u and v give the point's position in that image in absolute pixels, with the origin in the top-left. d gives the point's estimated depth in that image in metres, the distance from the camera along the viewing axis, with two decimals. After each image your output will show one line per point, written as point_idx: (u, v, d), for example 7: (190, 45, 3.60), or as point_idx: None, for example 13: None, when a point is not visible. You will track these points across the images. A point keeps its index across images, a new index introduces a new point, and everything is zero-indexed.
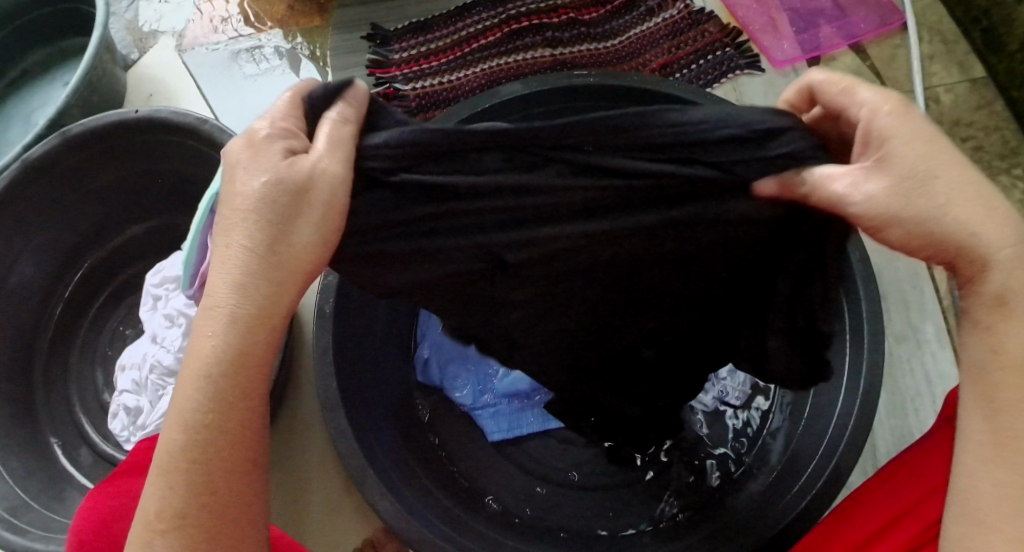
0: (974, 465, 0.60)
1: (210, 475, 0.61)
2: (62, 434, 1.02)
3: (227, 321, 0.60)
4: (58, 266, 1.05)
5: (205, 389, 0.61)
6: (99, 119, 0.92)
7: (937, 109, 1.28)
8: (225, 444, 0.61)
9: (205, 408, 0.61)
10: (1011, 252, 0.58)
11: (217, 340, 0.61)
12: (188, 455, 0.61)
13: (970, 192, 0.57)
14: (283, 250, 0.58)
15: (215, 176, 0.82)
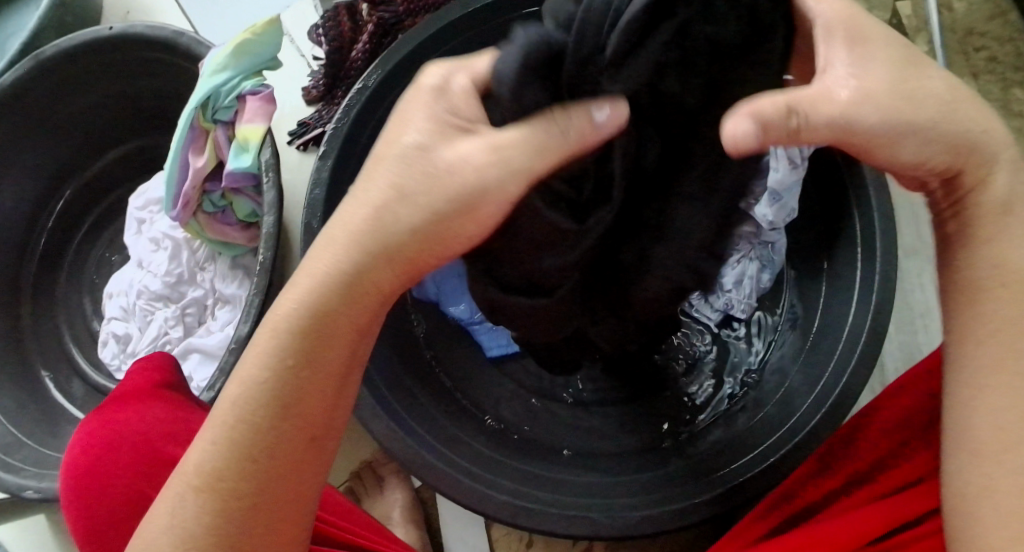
0: (973, 390, 0.53)
1: (262, 443, 0.52)
2: (53, 367, 0.99)
3: (339, 281, 0.52)
4: (39, 195, 1.01)
5: (282, 351, 0.52)
6: (72, 39, 0.87)
7: (948, 18, 1.22)
8: (295, 412, 0.52)
9: (274, 372, 0.52)
10: (1008, 153, 0.55)
11: (313, 299, 0.52)
12: (242, 417, 0.52)
13: (959, 97, 0.53)
14: (448, 200, 0.50)
15: (197, 89, 0.81)
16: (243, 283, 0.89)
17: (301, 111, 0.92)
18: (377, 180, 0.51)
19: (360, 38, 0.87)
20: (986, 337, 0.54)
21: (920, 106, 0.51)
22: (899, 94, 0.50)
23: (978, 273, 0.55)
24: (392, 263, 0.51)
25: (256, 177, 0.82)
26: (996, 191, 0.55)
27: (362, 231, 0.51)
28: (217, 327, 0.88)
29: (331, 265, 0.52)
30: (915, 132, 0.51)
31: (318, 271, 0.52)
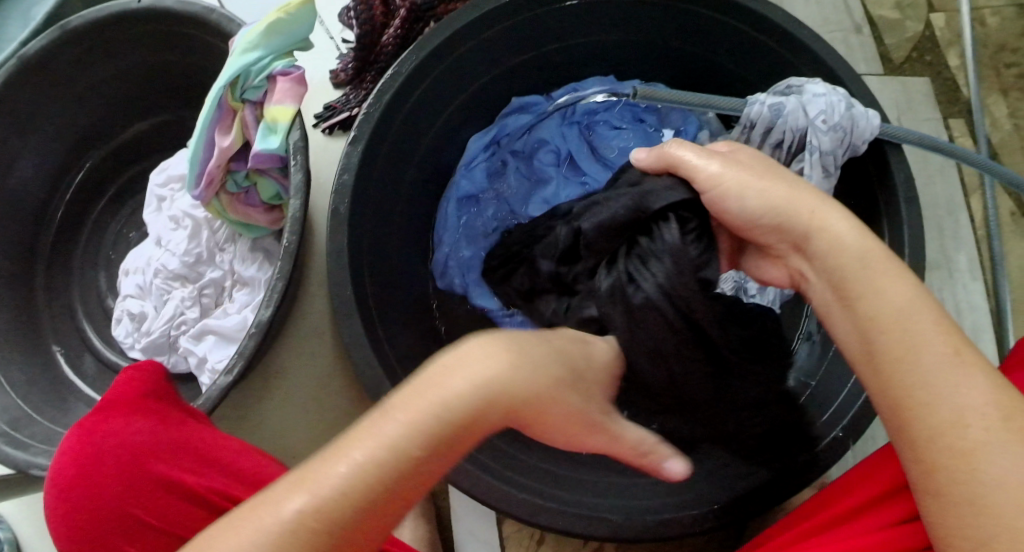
0: (942, 387, 0.53)
1: (369, 513, 0.47)
2: (65, 342, 0.99)
3: (485, 395, 0.51)
4: (58, 167, 1.00)
5: (423, 447, 0.49)
6: (99, 11, 0.86)
7: (982, 31, 1.21)
8: (392, 500, 0.48)
9: (417, 457, 0.48)
10: (853, 234, 0.62)
11: (484, 375, 0.52)
12: (366, 465, 0.47)
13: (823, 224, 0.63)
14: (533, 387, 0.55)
15: (227, 66, 0.79)
16: (262, 266, 0.88)
17: (328, 93, 0.91)
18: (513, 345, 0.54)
19: (392, 23, 0.86)
20: (891, 369, 0.56)
21: (756, 198, 0.66)
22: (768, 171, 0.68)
23: (883, 305, 0.57)
24: (502, 409, 0.52)
25: (283, 159, 0.81)
26: (854, 247, 0.61)
27: (508, 371, 0.53)
28: (234, 308, 0.87)
29: (470, 384, 0.51)
30: (747, 191, 0.67)
31: (462, 383, 0.51)
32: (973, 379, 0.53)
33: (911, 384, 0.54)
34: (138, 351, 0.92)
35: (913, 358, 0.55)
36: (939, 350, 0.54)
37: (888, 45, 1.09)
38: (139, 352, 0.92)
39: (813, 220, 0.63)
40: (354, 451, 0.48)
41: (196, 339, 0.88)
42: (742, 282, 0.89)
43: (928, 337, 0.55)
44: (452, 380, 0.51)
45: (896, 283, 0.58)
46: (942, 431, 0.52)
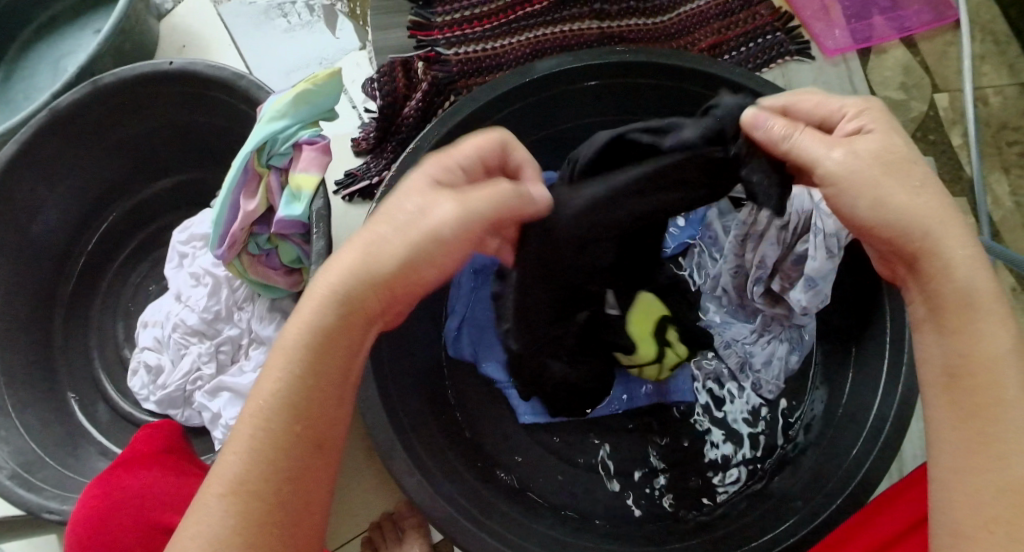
0: (1015, 437, 0.53)
1: (306, 418, 0.56)
2: (79, 390, 1.00)
3: (337, 302, 0.57)
4: (82, 218, 1.03)
5: (294, 370, 0.56)
6: (132, 71, 0.89)
7: (984, 111, 1.24)
8: (314, 406, 0.56)
9: (297, 373, 0.56)
10: (963, 254, 0.57)
11: (321, 305, 0.57)
12: (285, 409, 0.56)
13: (925, 207, 0.58)
14: (407, 254, 0.58)
15: (254, 133, 0.83)
16: (279, 326, 0.90)
17: (350, 161, 0.91)
18: (375, 234, 0.59)
19: (413, 95, 0.89)
20: (949, 388, 0.56)
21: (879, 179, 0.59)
22: (883, 160, 0.60)
23: (973, 349, 0.55)
24: (387, 284, 0.58)
25: (305, 225, 0.84)
26: (938, 264, 0.58)
27: (367, 260, 0.58)
28: (250, 366, 0.89)
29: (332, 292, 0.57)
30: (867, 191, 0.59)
31: (323, 293, 0.57)
32: None
33: (989, 430, 0.53)
34: (153, 403, 0.94)
35: (1003, 406, 0.53)
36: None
37: None
38: (154, 404, 0.94)
39: (937, 228, 0.58)
40: (252, 408, 0.56)
41: (210, 394, 0.89)
42: (747, 356, 0.93)
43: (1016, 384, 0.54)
44: (309, 300, 0.57)
45: (1000, 315, 0.56)
46: (998, 487, 0.52)
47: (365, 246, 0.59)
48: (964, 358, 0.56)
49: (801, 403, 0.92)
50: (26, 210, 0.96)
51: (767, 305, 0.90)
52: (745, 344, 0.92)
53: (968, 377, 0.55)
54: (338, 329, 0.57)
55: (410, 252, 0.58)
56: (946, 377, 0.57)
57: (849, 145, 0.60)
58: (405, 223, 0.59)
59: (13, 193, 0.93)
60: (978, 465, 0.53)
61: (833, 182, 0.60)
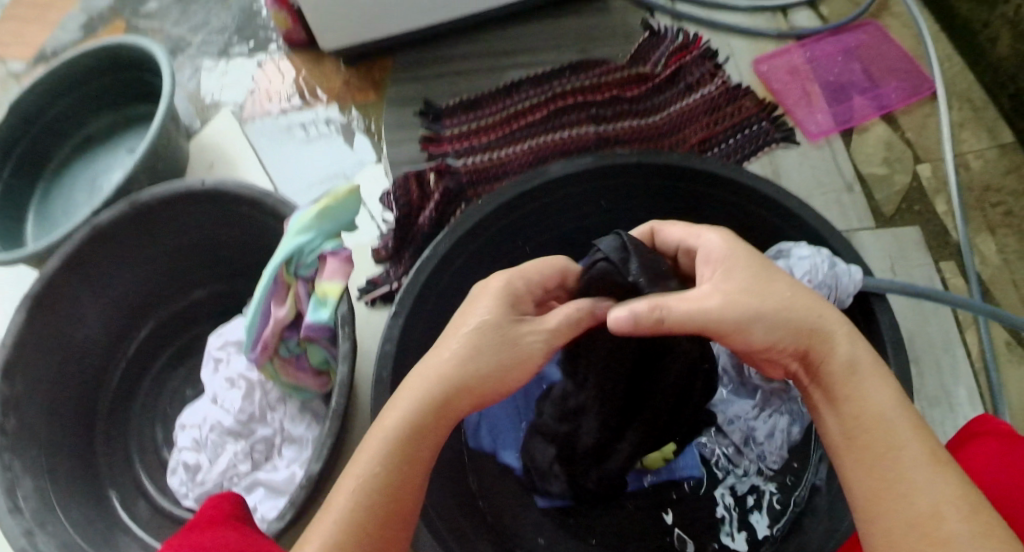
0: (911, 471, 0.62)
1: (389, 499, 0.65)
2: (121, 489, 1.06)
3: (435, 392, 0.68)
4: (122, 326, 1.10)
5: (388, 450, 0.66)
6: (166, 189, 0.96)
7: (966, 176, 1.30)
8: (398, 486, 0.65)
9: (395, 450, 0.66)
10: (841, 332, 0.68)
11: (411, 405, 0.67)
12: (369, 488, 0.65)
13: (808, 301, 0.69)
14: (494, 365, 0.69)
15: (282, 246, 0.89)
16: (311, 425, 0.98)
17: (369, 268, 0.99)
18: (442, 350, 0.69)
19: (428, 204, 0.99)
20: (849, 448, 0.66)
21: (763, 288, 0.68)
22: (756, 270, 0.70)
23: (864, 410, 0.65)
24: (466, 387, 0.68)
25: (331, 329, 0.90)
26: (840, 356, 0.68)
27: (443, 373, 0.68)
28: (283, 463, 0.96)
29: (426, 380, 0.68)
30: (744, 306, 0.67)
31: (405, 398, 0.68)
32: (940, 476, 0.61)
33: (893, 475, 0.62)
34: (192, 499, 1.00)
35: (899, 452, 0.63)
36: (916, 453, 0.63)
37: (879, 199, 1.17)
38: (193, 500, 0.99)
39: (822, 316, 0.69)
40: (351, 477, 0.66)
41: (247, 491, 0.95)
42: (750, 431, 0.97)
43: (906, 434, 0.64)
44: (396, 404, 0.68)
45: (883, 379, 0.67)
46: (909, 523, 0.60)
47: (435, 357, 0.70)
48: (860, 417, 0.65)
49: (806, 468, 0.96)
50: (70, 318, 1.02)
51: (763, 380, 0.95)
52: (747, 420, 0.97)
53: (870, 436, 0.64)
54: (426, 423, 0.67)
55: (480, 362, 0.68)
56: (844, 437, 0.66)
57: (725, 293, 0.68)
58: (485, 323, 0.69)
59: (59, 303, 0.99)
60: (891, 506, 0.61)
61: (726, 327, 0.68)
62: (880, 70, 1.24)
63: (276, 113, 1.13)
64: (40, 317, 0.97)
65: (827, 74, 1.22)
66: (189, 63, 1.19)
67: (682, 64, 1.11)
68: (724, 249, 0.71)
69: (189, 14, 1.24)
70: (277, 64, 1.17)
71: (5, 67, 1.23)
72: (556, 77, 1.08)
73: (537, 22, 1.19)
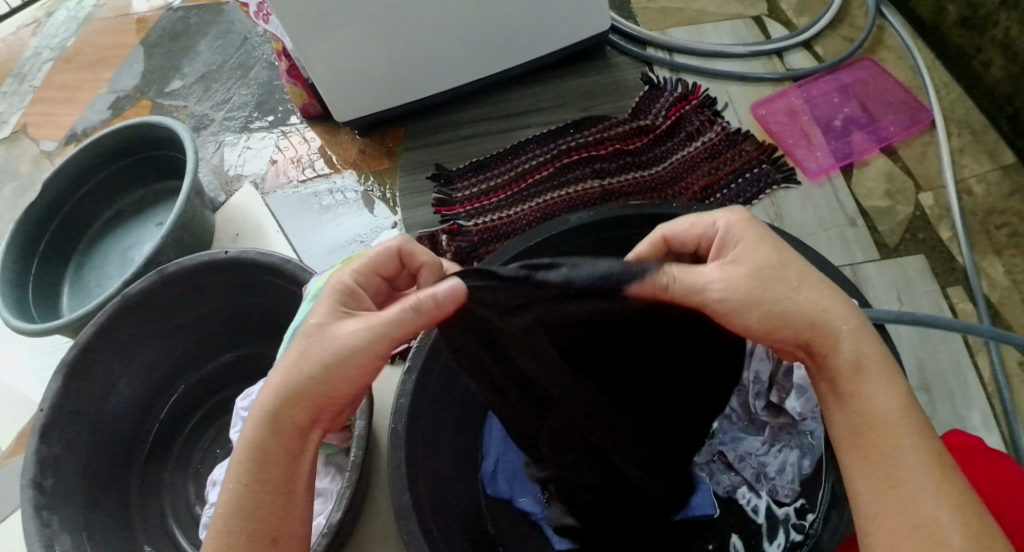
0: (918, 474, 0.63)
1: (250, 518, 0.66)
2: (155, 544, 1.09)
3: (280, 396, 0.68)
4: (154, 388, 1.15)
5: (244, 471, 0.67)
6: (191, 260, 1.02)
7: (970, 201, 1.30)
8: (258, 504, 0.66)
9: (251, 460, 0.67)
10: (849, 327, 0.68)
11: (255, 426, 0.68)
12: (229, 517, 0.66)
13: (826, 296, 0.68)
14: (325, 362, 0.67)
15: (300, 311, 0.93)
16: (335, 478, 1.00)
17: None
18: (280, 361, 0.69)
19: None
20: (857, 443, 0.66)
21: (763, 272, 0.68)
22: (772, 251, 0.69)
23: (868, 410, 0.66)
24: (298, 392, 0.67)
25: None
26: (849, 352, 0.67)
27: (279, 385, 0.68)
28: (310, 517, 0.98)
29: (271, 391, 0.68)
30: (754, 309, 0.67)
31: (253, 420, 0.69)
32: (944, 482, 0.63)
33: (896, 477, 0.63)
34: None
35: (900, 454, 0.64)
36: (918, 449, 0.64)
37: (882, 231, 1.19)
38: None
39: (830, 310, 0.68)
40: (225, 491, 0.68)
41: None
42: (762, 467, 0.99)
43: (905, 434, 0.65)
44: (247, 425, 0.69)
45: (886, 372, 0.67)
46: (913, 529, 0.62)
47: (276, 373, 0.70)
48: (864, 420, 0.66)
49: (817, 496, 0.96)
50: (105, 383, 1.07)
51: (771, 416, 0.96)
52: (756, 456, 0.99)
53: (872, 436, 0.65)
54: (276, 438, 0.68)
55: (308, 364, 0.67)
56: (852, 436, 0.66)
57: (731, 273, 0.68)
58: (307, 332, 0.68)
59: (94, 369, 1.05)
60: (895, 508, 0.63)
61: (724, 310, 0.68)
62: (879, 105, 1.27)
63: (297, 182, 1.19)
64: (74, 384, 1.03)
65: (825, 114, 1.26)
66: (211, 138, 1.26)
67: (681, 114, 1.15)
68: (740, 228, 0.71)
69: (211, 93, 1.31)
70: (301, 134, 1.24)
71: (40, 148, 1.32)
72: (561, 136, 1.13)
73: (539, 82, 1.25)
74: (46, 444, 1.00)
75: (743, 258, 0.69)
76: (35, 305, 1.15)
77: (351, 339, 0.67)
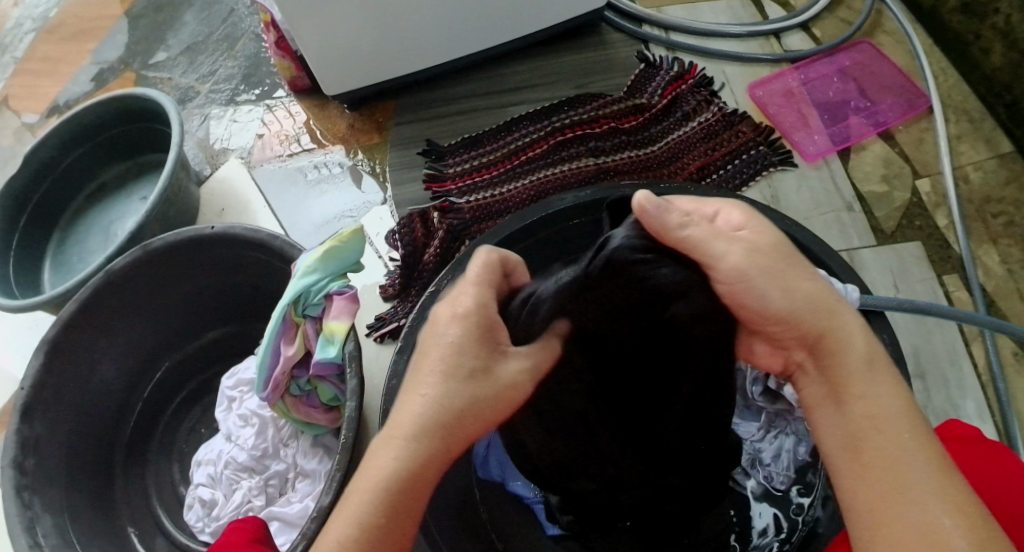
0: (921, 478, 0.60)
1: (377, 546, 0.61)
2: (139, 525, 1.08)
3: (418, 432, 0.63)
4: (139, 366, 1.13)
5: (375, 497, 0.62)
6: (177, 235, 1.00)
7: (966, 188, 1.29)
8: (382, 535, 0.62)
9: (375, 502, 0.62)
10: (858, 331, 0.67)
11: (400, 451, 0.62)
12: (351, 545, 0.61)
13: (827, 298, 0.67)
14: (462, 382, 0.63)
15: (289, 288, 0.91)
16: (323, 459, 0.99)
17: (379, 306, 1.02)
18: (424, 382, 0.64)
19: (431, 243, 1.02)
20: (856, 448, 0.63)
21: (787, 264, 0.66)
22: (779, 246, 0.67)
23: (873, 414, 0.64)
24: (451, 415, 0.63)
25: (339, 365, 0.93)
26: (859, 352, 0.66)
27: (435, 402, 0.63)
28: (297, 497, 0.97)
29: (414, 413, 0.63)
30: (775, 289, 0.65)
31: (391, 443, 0.63)
32: (951, 488, 0.60)
33: (899, 480, 0.61)
34: (208, 534, 1.02)
35: (904, 457, 0.61)
36: (923, 456, 0.62)
37: (879, 217, 1.18)
38: (210, 534, 1.01)
39: (837, 312, 0.66)
40: (327, 539, 0.62)
41: None
42: (756, 453, 0.98)
43: (907, 438, 0.62)
44: (379, 449, 0.63)
45: (889, 378, 0.65)
46: (916, 530, 0.59)
47: (413, 396, 0.64)
48: (862, 422, 0.64)
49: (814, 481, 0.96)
50: (88, 362, 1.05)
51: (768, 402, 0.97)
52: (751, 442, 0.99)
53: (873, 441, 0.63)
54: (414, 465, 0.62)
55: (452, 384, 0.63)
56: (851, 444, 0.64)
57: (747, 245, 0.65)
58: (451, 346, 0.63)
59: (77, 348, 1.02)
60: (894, 508, 0.60)
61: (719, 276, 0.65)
62: (876, 89, 1.26)
63: (283, 157, 1.16)
64: (55, 362, 1.00)
65: (823, 95, 1.24)
66: (197, 111, 1.23)
67: (678, 94, 1.14)
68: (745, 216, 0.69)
69: (197, 65, 1.28)
70: (286, 108, 1.21)
71: (22, 121, 1.29)
72: (554, 112, 1.11)
73: (534, 59, 1.22)
74: (28, 425, 0.97)
75: (760, 236, 0.67)
76: (16, 282, 1.13)
77: (465, 352, 0.64)
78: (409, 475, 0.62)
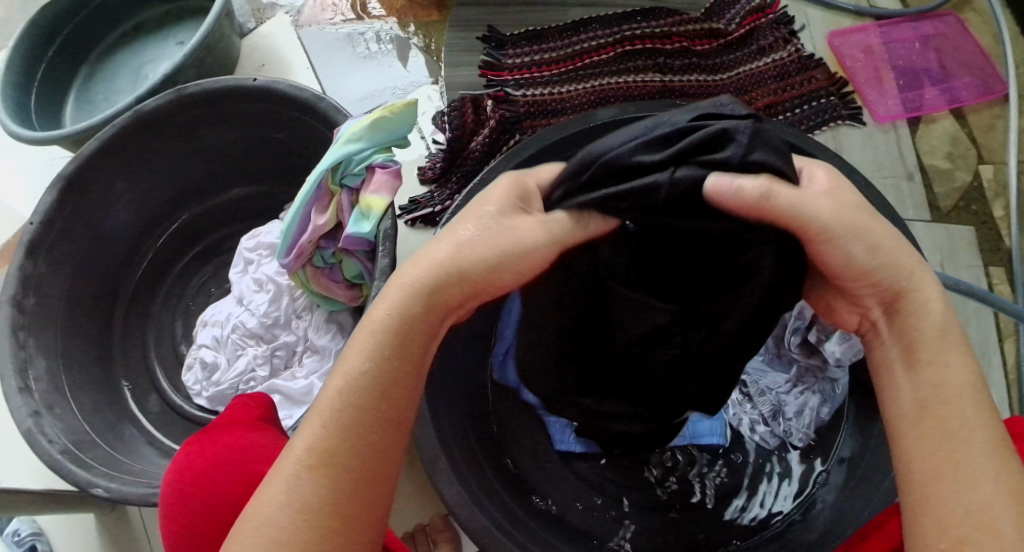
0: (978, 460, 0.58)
1: (380, 396, 0.60)
2: (134, 380, 1.05)
3: (420, 291, 0.61)
4: (154, 217, 1.09)
5: (379, 343, 0.61)
6: (216, 83, 0.95)
7: None
8: (388, 387, 0.61)
9: (371, 368, 0.60)
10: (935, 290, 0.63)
11: (400, 306, 0.61)
12: (350, 393, 0.60)
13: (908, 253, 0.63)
14: (489, 256, 0.61)
15: (329, 152, 0.86)
16: (335, 337, 0.95)
17: (415, 189, 1.02)
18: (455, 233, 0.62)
19: (480, 132, 1.02)
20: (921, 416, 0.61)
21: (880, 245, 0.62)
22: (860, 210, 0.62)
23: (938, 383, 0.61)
24: (467, 273, 0.61)
25: (370, 243, 0.87)
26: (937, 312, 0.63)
27: (456, 251, 0.61)
28: (302, 374, 0.94)
29: (428, 266, 0.61)
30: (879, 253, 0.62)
31: (407, 280, 0.61)
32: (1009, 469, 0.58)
33: (954, 457, 0.58)
34: (204, 399, 0.99)
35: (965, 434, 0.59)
36: (984, 439, 0.59)
37: (937, 193, 1.13)
38: (205, 399, 0.98)
39: (917, 279, 0.63)
40: (327, 399, 0.61)
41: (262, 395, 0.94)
42: (780, 405, 0.95)
43: (970, 411, 0.60)
44: (394, 289, 0.61)
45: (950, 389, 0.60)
46: (965, 512, 0.57)
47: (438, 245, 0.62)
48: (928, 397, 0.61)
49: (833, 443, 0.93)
50: (103, 205, 1.01)
51: (802, 355, 0.94)
52: (778, 393, 0.95)
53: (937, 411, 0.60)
54: (415, 322, 0.61)
55: (462, 263, 0.61)
56: (916, 411, 0.61)
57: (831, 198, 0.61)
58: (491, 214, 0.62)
59: (93, 187, 0.98)
60: (948, 487, 0.58)
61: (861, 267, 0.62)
62: (956, 62, 1.19)
63: (335, 21, 1.12)
64: (70, 200, 0.95)
65: (901, 58, 1.18)
66: None
67: (755, 26, 1.10)
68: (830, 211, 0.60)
69: None
70: None
71: None
72: (625, 21, 1.08)
73: None
74: (33, 262, 0.93)
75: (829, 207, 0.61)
76: (37, 114, 1.09)
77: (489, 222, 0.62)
78: (399, 344, 0.61)
